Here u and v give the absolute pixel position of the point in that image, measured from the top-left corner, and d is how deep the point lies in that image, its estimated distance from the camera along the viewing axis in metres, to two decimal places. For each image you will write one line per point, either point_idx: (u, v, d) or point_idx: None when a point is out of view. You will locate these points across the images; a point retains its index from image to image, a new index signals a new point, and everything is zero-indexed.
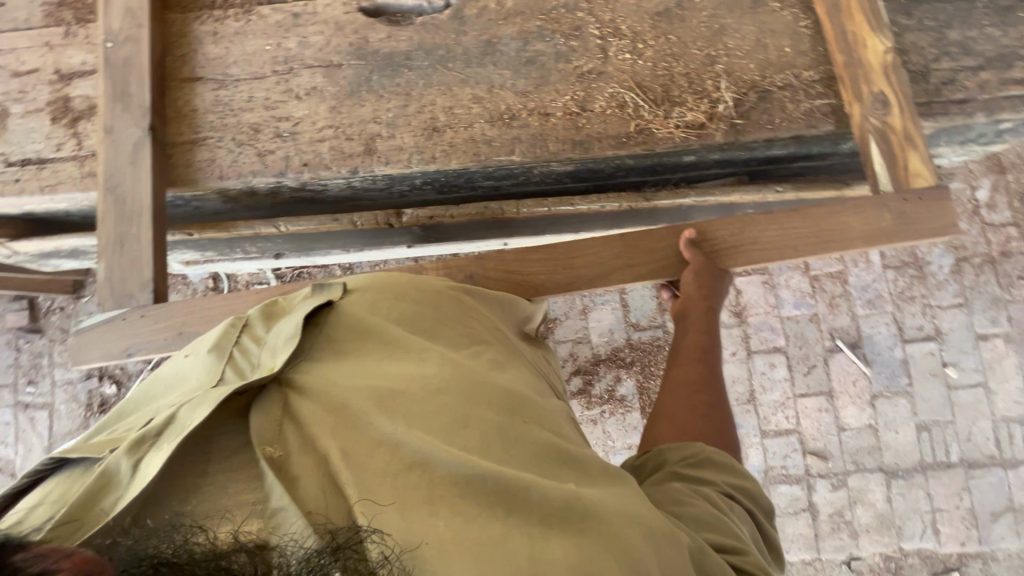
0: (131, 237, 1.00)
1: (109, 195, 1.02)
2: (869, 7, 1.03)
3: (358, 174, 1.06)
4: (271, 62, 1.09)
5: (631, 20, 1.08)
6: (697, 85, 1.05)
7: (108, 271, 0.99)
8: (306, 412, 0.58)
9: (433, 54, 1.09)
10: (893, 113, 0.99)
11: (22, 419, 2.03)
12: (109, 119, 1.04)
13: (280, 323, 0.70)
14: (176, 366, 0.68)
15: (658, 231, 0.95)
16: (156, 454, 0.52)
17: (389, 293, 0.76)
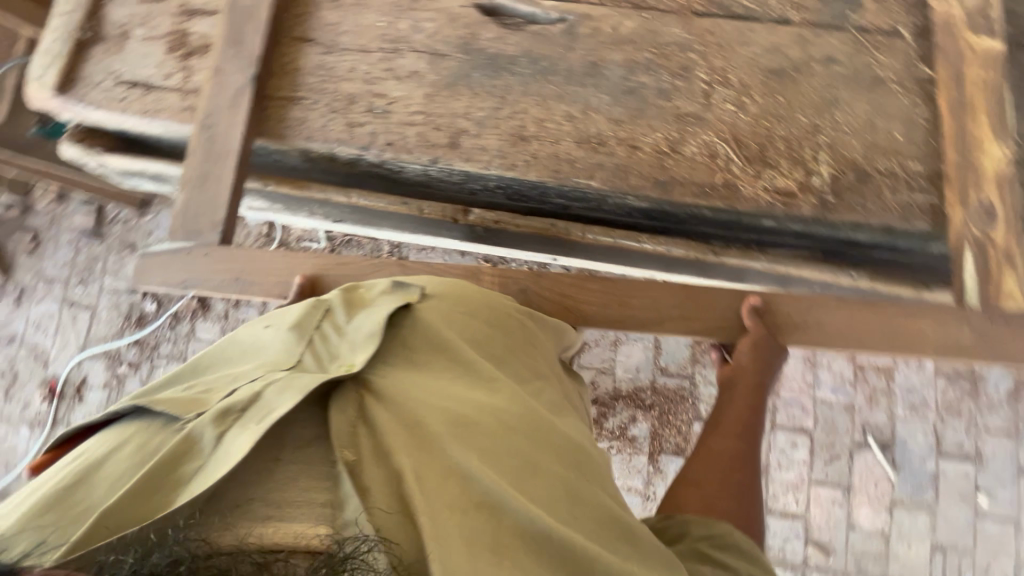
0: (213, 176, 1.03)
1: (202, 132, 1.05)
2: (996, 111, 0.98)
3: (437, 165, 1.07)
4: (380, 38, 1.12)
5: (742, 73, 1.06)
6: (795, 152, 1.02)
7: (185, 203, 1.02)
8: (382, 422, 0.59)
9: (536, 64, 1.09)
10: (997, 226, 0.94)
11: (66, 315, 2.14)
12: (219, 61, 1.08)
13: (360, 317, 0.72)
14: (256, 335, 0.71)
15: (722, 291, 0.93)
16: (240, 434, 0.55)
17: (465, 310, 0.79)
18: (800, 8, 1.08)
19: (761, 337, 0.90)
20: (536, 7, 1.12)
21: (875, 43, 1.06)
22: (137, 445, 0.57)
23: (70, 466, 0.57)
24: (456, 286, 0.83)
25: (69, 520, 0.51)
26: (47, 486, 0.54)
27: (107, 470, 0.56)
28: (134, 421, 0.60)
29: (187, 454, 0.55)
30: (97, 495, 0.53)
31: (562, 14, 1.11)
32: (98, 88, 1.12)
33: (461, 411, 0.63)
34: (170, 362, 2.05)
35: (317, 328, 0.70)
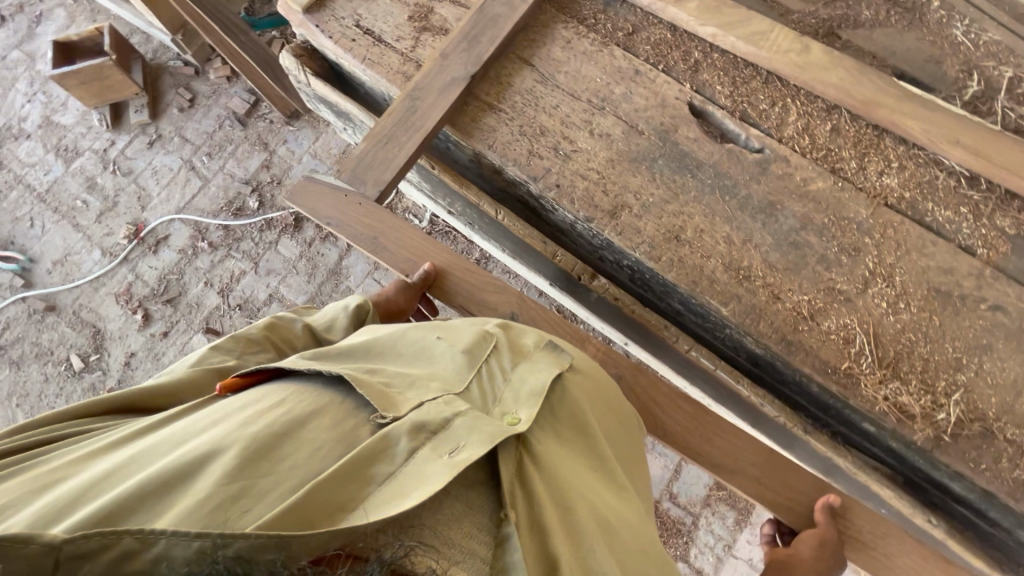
0: (398, 142, 1.10)
1: (406, 100, 1.13)
2: None
3: (590, 225, 1.10)
4: (591, 91, 1.17)
5: (909, 280, 1.05)
6: (930, 378, 0.99)
7: (363, 152, 1.10)
8: (540, 496, 0.68)
9: (719, 179, 1.12)
10: None
11: (181, 175, 2.28)
12: (449, 48, 1.16)
13: (523, 369, 0.82)
14: (430, 344, 0.83)
15: (806, 476, 0.93)
16: (433, 459, 0.63)
17: (605, 400, 0.89)
18: (990, 246, 1.06)
19: (828, 534, 0.89)
20: (742, 129, 1.15)
21: None
22: (336, 421, 0.66)
23: (280, 413, 0.64)
24: (597, 370, 0.92)
25: (278, 483, 0.57)
26: (256, 433, 0.60)
27: (307, 437, 0.62)
28: (332, 393, 0.70)
29: (382, 455, 0.63)
30: (299, 460, 0.60)
31: (763, 146, 1.14)
32: (338, 23, 1.22)
33: (601, 509, 0.72)
34: (243, 259, 2.15)
35: (485, 364, 0.82)
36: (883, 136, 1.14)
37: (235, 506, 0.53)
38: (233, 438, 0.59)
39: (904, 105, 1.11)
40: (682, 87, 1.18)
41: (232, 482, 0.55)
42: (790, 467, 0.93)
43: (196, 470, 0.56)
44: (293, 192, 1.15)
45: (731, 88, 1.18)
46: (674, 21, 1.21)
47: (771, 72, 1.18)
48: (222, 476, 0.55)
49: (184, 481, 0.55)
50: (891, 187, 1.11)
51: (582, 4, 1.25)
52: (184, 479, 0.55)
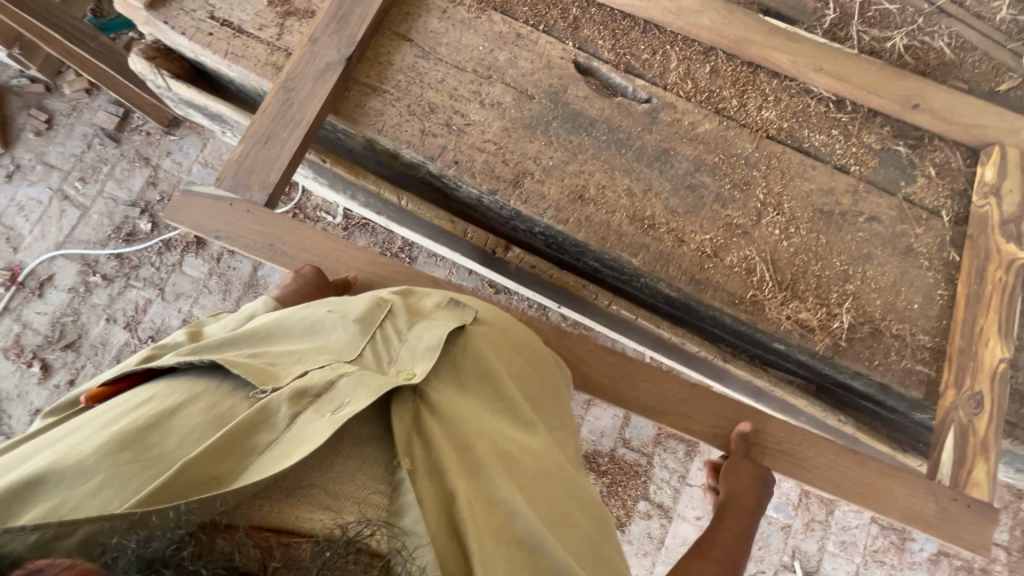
0: (278, 139, 1.03)
1: (280, 94, 1.05)
2: (1005, 313, 1.07)
3: (494, 196, 1.09)
4: (476, 61, 1.14)
5: (796, 205, 1.12)
6: (823, 292, 1.07)
7: (241, 156, 1.02)
8: (440, 438, 0.69)
9: (613, 134, 1.14)
10: (982, 418, 1.01)
11: (54, 207, 2.05)
12: (318, 32, 1.09)
13: (420, 326, 0.83)
14: (319, 319, 0.82)
15: (725, 402, 0.99)
16: (316, 419, 0.62)
17: (508, 344, 0.91)
18: (860, 162, 1.16)
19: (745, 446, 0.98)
20: (628, 81, 1.17)
21: (915, 217, 1.13)
22: (209, 402, 0.65)
23: (148, 405, 0.64)
24: (504, 318, 0.96)
25: (148, 468, 0.57)
26: (123, 427, 0.61)
27: (178, 423, 0.62)
28: (207, 378, 0.69)
29: (262, 425, 0.62)
30: (172, 446, 0.60)
31: (650, 96, 1.16)
32: (189, 16, 1.11)
33: (500, 442, 0.74)
34: (146, 287, 1.98)
35: (378, 328, 0.82)
36: (757, 71, 1.19)
37: (98, 496, 0.54)
38: (98, 437, 0.60)
39: (772, 40, 1.17)
40: (565, 45, 1.17)
41: (94, 476, 0.55)
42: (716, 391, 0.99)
43: (56, 472, 0.56)
44: (172, 209, 1.06)
45: (613, 41, 1.19)
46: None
47: (648, 21, 1.20)
48: (82, 474, 0.55)
49: (45, 481, 0.55)
50: (770, 120, 1.17)
51: None
52: (40, 483, 0.55)
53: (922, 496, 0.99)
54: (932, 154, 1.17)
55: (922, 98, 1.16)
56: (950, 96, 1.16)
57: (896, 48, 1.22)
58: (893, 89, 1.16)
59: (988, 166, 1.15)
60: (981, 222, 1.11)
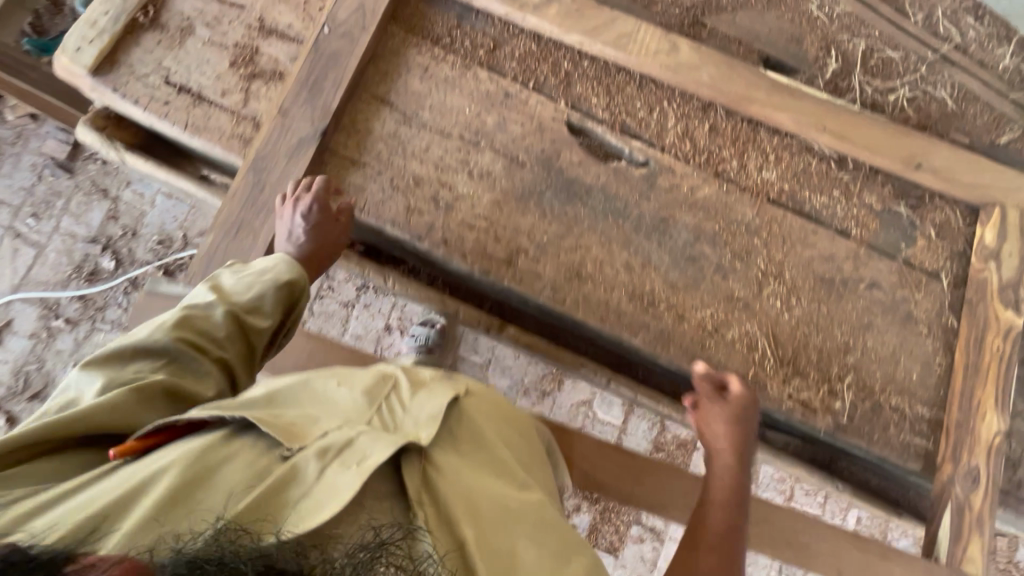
0: (250, 229, 0.97)
1: (249, 175, 0.98)
2: (1001, 382, 1.07)
3: (486, 278, 1.02)
4: (462, 126, 1.07)
5: (797, 274, 1.09)
6: (824, 366, 1.05)
7: (212, 248, 0.96)
8: (450, 492, 0.66)
9: (609, 202, 1.08)
10: (978, 492, 1.02)
11: (5, 246, 1.91)
12: (287, 102, 1.00)
13: (424, 395, 0.77)
14: (328, 388, 0.76)
15: None
16: (343, 472, 0.61)
17: (502, 413, 0.85)
18: (861, 224, 1.13)
19: (718, 423, 0.95)
20: (624, 143, 1.10)
21: (915, 282, 1.11)
22: (246, 462, 0.62)
23: (183, 461, 0.61)
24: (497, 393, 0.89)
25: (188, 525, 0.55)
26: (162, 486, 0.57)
27: (216, 485, 0.60)
28: (239, 438, 0.65)
29: (291, 482, 0.61)
30: (213, 506, 0.58)
31: (648, 159, 1.10)
32: (142, 83, 1.01)
33: (504, 501, 0.69)
34: (115, 329, 1.88)
35: (384, 399, 0.76)
36: (757, 129, 1.14)
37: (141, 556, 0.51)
38: (139, 493, 0.57)
39: (773, 96, 1.12)
40: (556, 105, 1.10)
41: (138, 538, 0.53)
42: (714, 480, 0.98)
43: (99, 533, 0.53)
44: (134, 311, 0.97)
45: (607, 98, 1.12)
46: (536, 29, 1.11)
47: (644, 76, 1.13)
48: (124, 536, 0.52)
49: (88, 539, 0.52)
50: (770, 181, 1.13)
51: (434, 18, 1.11)
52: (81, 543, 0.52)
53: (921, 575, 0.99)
54: (932, 214, 1.15)
55: (925, 156, 1.13)
56: (952, 154, 1.13)
57: (899, 100, 1.17)
58: (896, 147, 1.13)
59: (988, 227, 1.12)
60: (980, 288, 1.10)
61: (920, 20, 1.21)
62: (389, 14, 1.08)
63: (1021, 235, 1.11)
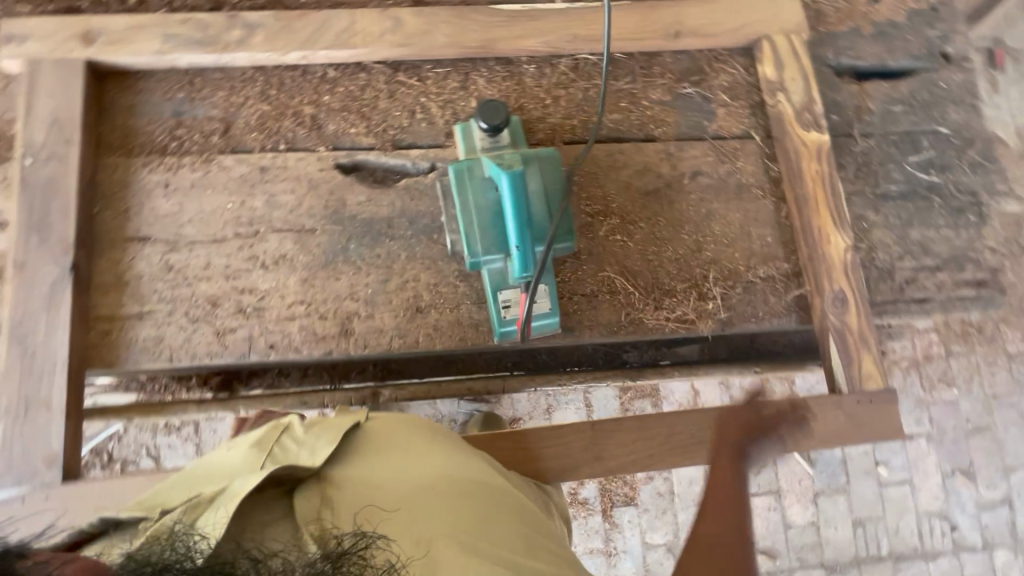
0: (41, 401, 0.88)
1: (14, 345, 0.89)
2: (835, 203, 1.07)
3: (332, 358, 0.96)
4: (234, 223, 0.99)
5: (622, 200, 1.06)
6: (686, 272, 1.04)
7: (5, 441, 0.87)
8: (344, 503, 0.58)
9: (416, 223, 1.02)
10: (851, 314, 1.03)
11: None
12: (20, 253, 0.91)
13: (319, 428, 0.68)
14: (222, 460, 0.66)
15: (627, 424, 0.97)
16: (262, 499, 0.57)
17: (394, 474, 0.62)
18: (661, 123, 1.11)
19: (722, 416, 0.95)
20: (402, 157, 1.04)
21: (733, 151, 1.11)
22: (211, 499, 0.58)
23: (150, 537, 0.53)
24: (378, 478, 0.62)
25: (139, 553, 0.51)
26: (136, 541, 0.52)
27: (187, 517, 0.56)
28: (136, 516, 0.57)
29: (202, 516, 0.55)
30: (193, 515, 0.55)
31: (433, 162, 1.05)
32: None
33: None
34: None
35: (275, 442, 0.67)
36: (522, 79, 1.10)
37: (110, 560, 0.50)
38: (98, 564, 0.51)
39: (513, 26, 1.08)
40: (319, 153, 1.03)
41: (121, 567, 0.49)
42: (634, 420, 0.98)
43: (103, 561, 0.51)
44: None
45: (365, 122, 1.05)
46: (254, 62, 1.04)
47: (391, 82, 1.07)
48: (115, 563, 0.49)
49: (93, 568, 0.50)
50: (559, 125, 1.08)
51: (150, 127, 1.01)
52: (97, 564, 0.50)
53: (832, 411, 0.99)
54: (719, 79, 1.14)
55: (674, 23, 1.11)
56: (702, 8, 1.12)
57: None
58: (651, 28, 1.11)
59: (767, 63, 1.12)
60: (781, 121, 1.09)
61: None
62: (93, 138, 0.98)
63: (795, 57, 1.12)
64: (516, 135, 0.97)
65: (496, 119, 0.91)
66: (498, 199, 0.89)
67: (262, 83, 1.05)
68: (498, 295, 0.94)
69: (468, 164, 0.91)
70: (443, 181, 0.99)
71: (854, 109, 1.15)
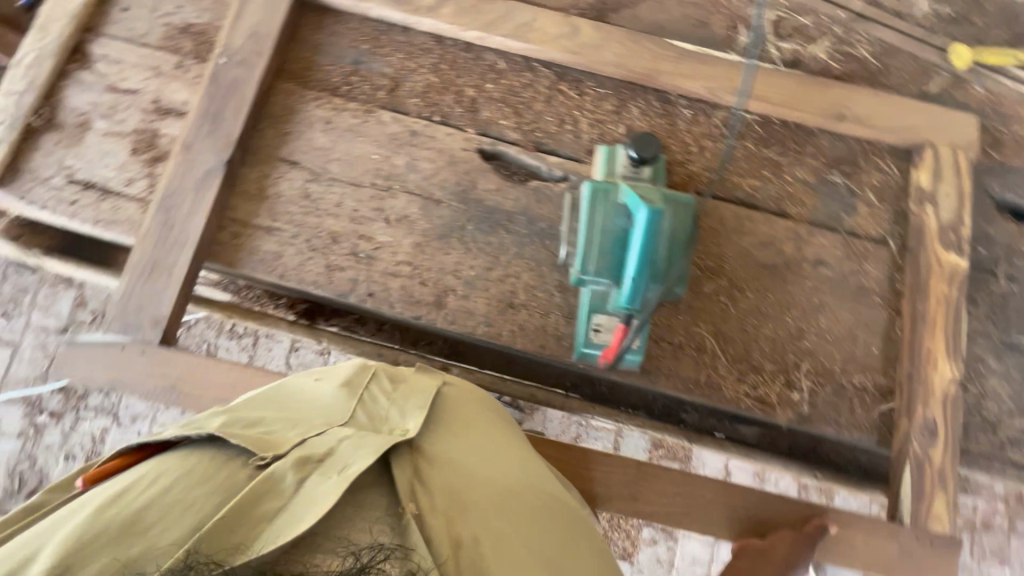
0: (165, 268, 0.98)
1: (159, 213, 0.99)
2: (954, 329, 1.00)
3: (419, 323, 1.01)
4: (373, 173, 1.05)
5: (736, 265, 1.05)
6: (778, 355, 1.02)
7: (126, 293, 0.97)
8: (437, 484, 0.65)
9: (533, 225, 1.05)
10: (937, 447, 0.96)
11: None
12: (189, 137, 1.01)
13: (404, 392, 0.79)
14: (314, 398, 0.75)
15: (670, 475, 0.97)
16: (322, 482, 0.59)
17: (469, 452, 0.74)
18: (797, 202, 1.09)
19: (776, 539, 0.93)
20: (540, 160, 1.08)
21: (864, 252, 1.07)
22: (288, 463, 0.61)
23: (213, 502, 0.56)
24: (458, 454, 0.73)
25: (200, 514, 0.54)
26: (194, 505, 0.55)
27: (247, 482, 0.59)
28: (199, 452, 0.62)
29: (265, 493, 0.57)
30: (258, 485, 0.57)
31: (566, 173, 1.07)
32: (47, 186, 1.02)
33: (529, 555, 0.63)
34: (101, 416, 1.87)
35: (363, 394, 0.77)
36: (674, 121, 1.11)
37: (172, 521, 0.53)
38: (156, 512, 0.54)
39: (684, 65, 1.10)
40: (466, 133, 1.08)
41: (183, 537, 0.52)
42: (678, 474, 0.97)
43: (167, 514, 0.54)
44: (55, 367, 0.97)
45: (516, 118, 1.10)
46: (436, 31, 1.11)
47: (551, 88, 1.11)
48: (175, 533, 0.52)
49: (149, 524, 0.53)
50: (696, 175, 1.09)
51: (330, 67, 1.10)
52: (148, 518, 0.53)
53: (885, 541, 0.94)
54: (871, 178, 1.11)
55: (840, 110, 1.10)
56: (875, 100, 1.10)
57: (819, 63, 1.15)
58: (817, 108, 1.10)
59: (923, 170, 1.08)
60: (921, 234, 1.05)
61: None
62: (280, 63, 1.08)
63: (956, 174, 1.07)
64: (658, 172, 0.97)
65: (647, 151, 0.93)
66: (625, 228, 0.90)
67: (436, 57, 1.11)
68: (591, 317, 0.95)
69: (606, 187, 0.93)
70: (574, 195, 1.02)
71: (1005, 249, 1.09)
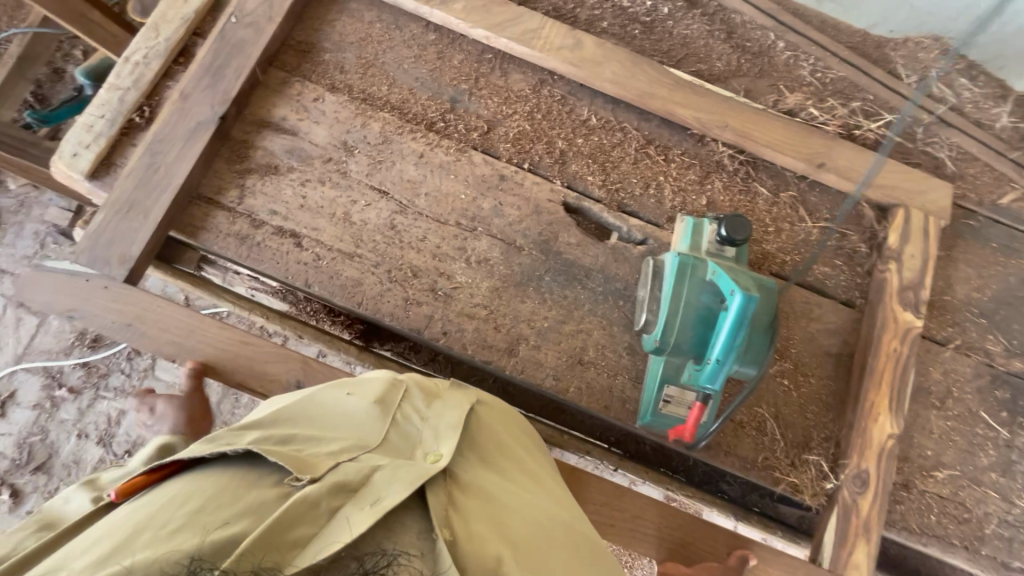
0: (142, 207, 0.99)
1: (145, 155, 1.01)
2: (897, 386, 1.03)
3: (488, 367, 1.01)
4: (459, 213, 1.06)
5: (803, 351, 1.07)
6: (834, 444, 1.04)
7: (99, 227, 0.98)
8: (469, 510, 0.59)
9: (609, 284, 1.06)
10: (866, 495, 0.99)
11: (9, 316, 1.89)
12: (189, 86, 1.03)
13: (440, 406, 0.71)
14: (343, 409, 0.68)
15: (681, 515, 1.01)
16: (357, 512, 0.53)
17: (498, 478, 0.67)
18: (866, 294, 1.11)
19: None
20: (622, 221, 1.09)
21: (925, 352, 1.10)
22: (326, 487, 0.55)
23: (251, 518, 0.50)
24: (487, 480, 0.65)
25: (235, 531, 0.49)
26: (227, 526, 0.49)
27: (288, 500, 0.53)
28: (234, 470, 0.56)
29: (301, 514, 0.51)
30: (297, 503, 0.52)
31: (646, 237, 1.09)
32: None
33: None
34: (118, 397, 1.85)
35: (397, 410, 0.69)
36: (755, 198, 1.13)
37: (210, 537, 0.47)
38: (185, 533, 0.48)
39: (774, 132, 1.12)
40: (553, 184, 1.10)
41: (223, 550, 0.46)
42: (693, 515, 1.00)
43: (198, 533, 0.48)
44: (18, 285, 0.98)
45: (603, 176, 1.11)
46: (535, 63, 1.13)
47: (639, 150, 1.13)
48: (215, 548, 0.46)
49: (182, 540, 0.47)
50: (771, 254, 1.11)
51: (428, 102, 1.11)
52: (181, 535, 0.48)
53: None
54: (938, 280, 1.13)
55: (921, 206, 1.10)
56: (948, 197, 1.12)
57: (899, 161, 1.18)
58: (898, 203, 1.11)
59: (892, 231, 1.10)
60: (880, 289, 1.07)
61: (913, 81, 1.25)
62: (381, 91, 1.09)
63: (923, 237, 1.09)
64: (741, 253, 0.99)
65: (738, 234, 0.94)
66: (706, 304, 0.92)
67: (531, 105, 1.13)
68: (662, 386, 0.96)
69: (692, 262, 0.94)
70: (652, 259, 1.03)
71: None
